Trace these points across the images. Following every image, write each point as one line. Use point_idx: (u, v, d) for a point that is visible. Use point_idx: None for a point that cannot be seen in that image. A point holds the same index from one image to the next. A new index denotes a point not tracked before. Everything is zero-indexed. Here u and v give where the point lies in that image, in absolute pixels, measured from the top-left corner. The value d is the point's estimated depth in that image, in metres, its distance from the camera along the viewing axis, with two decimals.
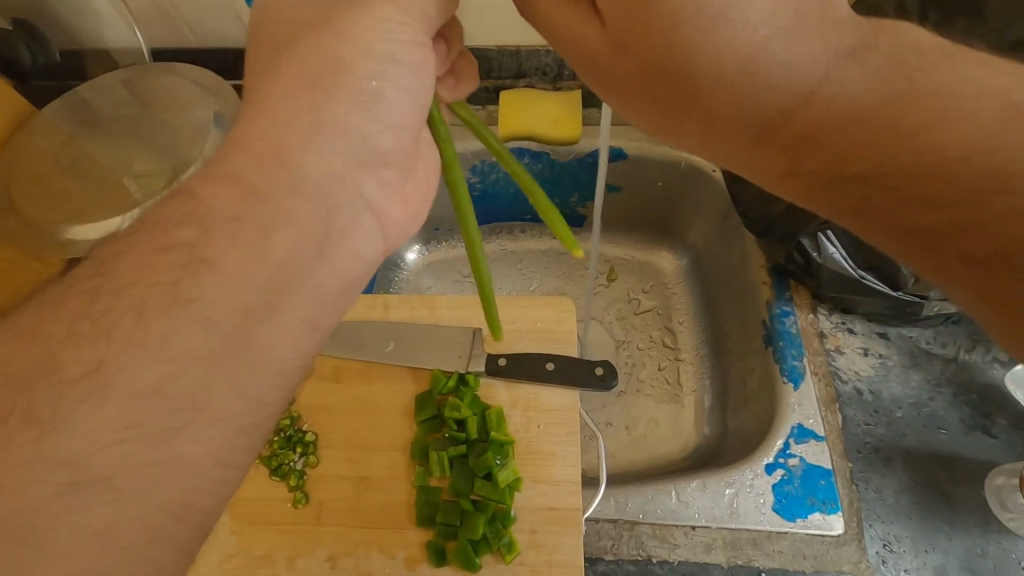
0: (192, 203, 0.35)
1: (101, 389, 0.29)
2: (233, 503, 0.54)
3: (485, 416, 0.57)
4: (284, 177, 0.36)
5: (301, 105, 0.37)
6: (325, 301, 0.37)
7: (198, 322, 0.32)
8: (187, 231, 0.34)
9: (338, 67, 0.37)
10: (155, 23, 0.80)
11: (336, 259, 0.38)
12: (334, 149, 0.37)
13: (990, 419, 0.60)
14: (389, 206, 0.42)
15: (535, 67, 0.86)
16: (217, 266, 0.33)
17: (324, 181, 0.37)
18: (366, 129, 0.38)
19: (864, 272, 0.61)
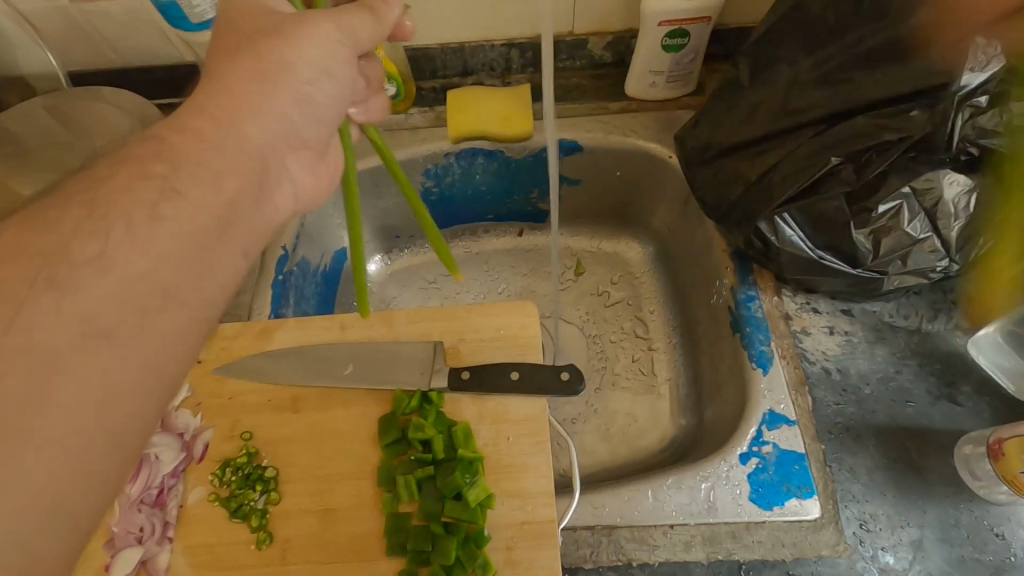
0: (160, 144, 0.35)
1: (61, 301, 0.28)
2: (193, 549, 0.52)
3: (451, 434, 0.55)
4: (231, 139, 0.37)
5: (251, 95, 0.38)
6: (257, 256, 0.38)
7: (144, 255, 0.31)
8: (159, 165, 0.34)
9: (283, 66, 0.39)
10: (70, 42, 0.74)
11: (269, 217, 0.40)
12: (274, 130, 0.39)
13: (954, 387, 0.60)
14: (307, 182, 0.44)
15: (482, 63, 0.84)
16: (184, 195, 0.33)
17: (265, 150, 0.38)
18: (298, 122, 0.41)
19: (822, 252, 0.60)
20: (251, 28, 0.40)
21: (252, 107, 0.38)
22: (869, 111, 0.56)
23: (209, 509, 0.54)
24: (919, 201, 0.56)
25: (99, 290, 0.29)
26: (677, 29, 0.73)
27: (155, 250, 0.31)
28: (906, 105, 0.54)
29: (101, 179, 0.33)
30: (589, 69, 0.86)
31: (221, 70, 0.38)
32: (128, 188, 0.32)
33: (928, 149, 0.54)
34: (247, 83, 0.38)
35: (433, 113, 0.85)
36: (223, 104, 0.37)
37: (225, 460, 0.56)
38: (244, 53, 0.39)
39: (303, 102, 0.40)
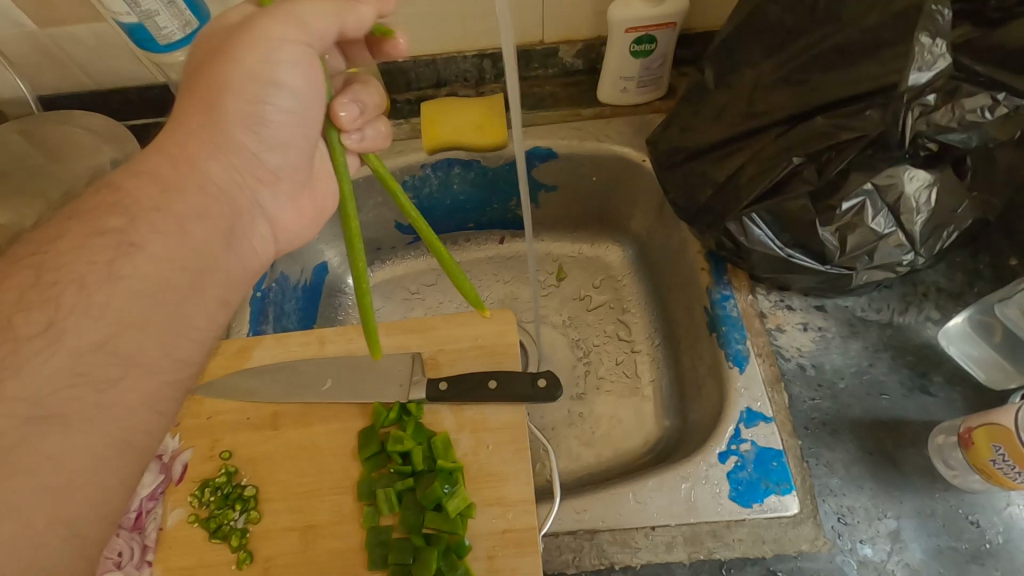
0: (117, 195, 0.37)
1: (52, 345, 0.32)
2: (174, 572, 0.52)
3: (431, 445, 0.55)
4: (190, 176, 0.39)
5: (201, 130, 0.40)
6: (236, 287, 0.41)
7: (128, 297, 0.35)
8: (115, 219, 0.36)
9: (225, 89, 0.40)
10: (39, 68, 0.74)
11: (244, 252, 0.43)
12: (233, 163, 0.42)
13: (927, 377, 0.61)
14: (284, 212, 0.48)
15: (454, 74, 0.85)
16: (148, 249, 0.36)
17: (227, 185, 0.42)
18: (255, 148, 0.42)
19: (791, 250, 0.61)
20: (202, 56, 0.41)
21: (205, 143, 0.40)
22: (827, 111, 0.57)
23: (190, 530, 0.53)
24: (882, 198, 0.57)
25: (75, 340, 0.32)
26: (644, 36, 0.74)
27: (122, 290, 0.35)
28: (858, 106, 0.55)
29: (79, 225, 0.36)
30: (561, 76, 0.87)
31: (180, 109, 0.41)
32: (93, 239, 0.35)
33: (884, 146, 0.55)
34: (201, 122, 0.40)
35: (408, 125, 0.85)
36: (181, 143, 0.40)
37: (204, 480, 0.55)
38: (193, 87, 0.40)
39: (256, 124, 0.41)
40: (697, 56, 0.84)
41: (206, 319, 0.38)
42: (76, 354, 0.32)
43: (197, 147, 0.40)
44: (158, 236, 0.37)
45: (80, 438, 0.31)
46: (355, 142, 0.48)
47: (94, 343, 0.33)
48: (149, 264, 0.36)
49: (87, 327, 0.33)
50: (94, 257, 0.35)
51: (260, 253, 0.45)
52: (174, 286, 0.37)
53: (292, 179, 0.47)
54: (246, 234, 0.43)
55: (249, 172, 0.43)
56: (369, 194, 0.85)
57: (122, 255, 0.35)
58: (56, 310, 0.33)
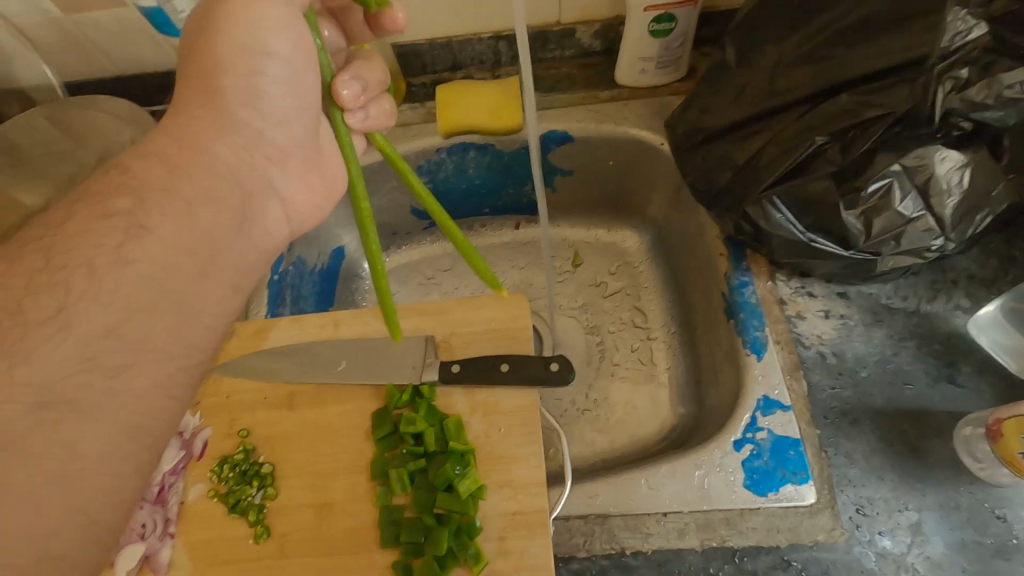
0: (125, 176, 0.38)
1: (63, 329, 0.33)
2: (194, 545, 0.53)
3: (443, 427, 0.56)
4: (194, 157, 0.40)
5: (201, 111, 0.41)
6: (246, 269, 0.42)
7: (137, 281, 0.35)
8: (123, 201, 0.37)
9: (219, 65, 0.40)
10: (64, 54, 0.76)
11: (253, 233, 0.43)
12: (237, 142, 0.42)
13: (955, 367, 0.59)
14: (295, 193, 0.48)
15: (470, 57, 0.84)
16: (156, 231, 0.37)
17: (233, 164, 0.42)
18: (258, 126, 0.42)
19: (813, 234, 0.59)
20: (191, 36, 0.41)
21: (209, 125, 0.41)
22: (853, 89, 0.55)
23: (209, 505, 0.55)
24: (911, 179, 0.55)
25: (85, 326, 0.33)
26: (664, 14, 0.72)
27: (132, 275, 0.35)
28: (888, 80, 0.53)
29: (86, 208, 0.36)
30: (579, 58, 0.85)
31: (180, 93, 0.41)
32: (99, 223, 0.36)
33: (911, 123, 0.53)
34: (201, 103, 0.41)
35: (424, 109, 0.85)
36: (184, 126, 0.40)
37: (223, 457, 0.57)
38: (190, 69, 0.41)
39: (255, 100, 0.42)
40: (720, 35, 0.81)
41: (218, 298, 0.39)
42: (93, 333, 0.33)
43: (202, 128, 0.40)
44: (167, 216, 0.37)
45: (97, 410, 0.32)
46: (359, 121, 0.47)
47: (110, 321, 0.34)
48: (160, 244, 0.37)
49: (102, 305, 0.34)
50: (102, 242, 0.35)
51: (270, 235, 0.46)
52: (187, 266, 0.38)
53: (299, 160, 0.47)
54: (255, 216, 0.44)
55: (255, 153, 0.43)
56: (385, 178, 0.85)
57: (136, 236, 0.36)
58: (74, 288, 0.34)
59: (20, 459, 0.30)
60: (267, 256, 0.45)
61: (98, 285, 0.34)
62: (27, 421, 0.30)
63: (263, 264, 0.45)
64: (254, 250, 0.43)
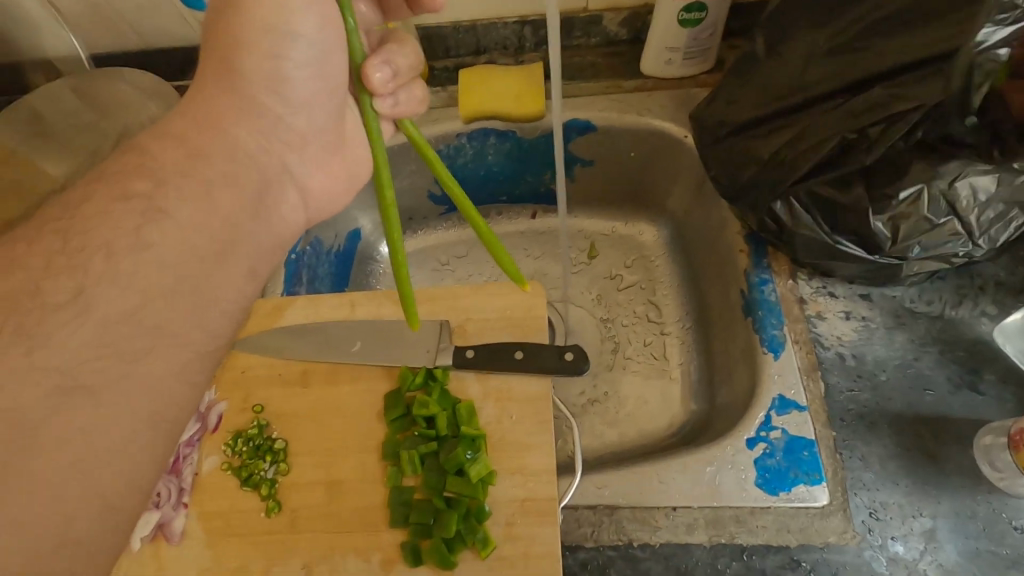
0: (144, 158, 0.38)
1: (82, 312, 0.32)
2: (207, 516, 0.54)
3: (455, 411, 0.56)
4: (215, 141, 0.40)
5: (223, 96, 0.41)
6: (266, 255, 0.42)
7: (154, 264, 0.35)
8: (142, 183, 0.37)
9: (241, 48, 0.40)
10: (90, 25, 0.76)
11: (273, 219, 0.43)
12: (258, 126, 0.42)
13: (978, 375, 0.58)
14: (318, 179, 0.48)
15: (494, 41, 0.83)
16: (173, 215, 0.36)
17: (254, 149, 0.42)
18: (279, 111, 0.42)
19: (839, 235, 0.58)
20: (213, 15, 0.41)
21: (230, 110, 0.41)
22: (884, 81, 0.53)
23: (223, 478, 0.56)
24: (941, 187, 0.53)
25: (103, 309, 0.33)
26: (695, 3, 0.70)
27: (151, 258, 0.35)
28: (917, 74, 0.51)
29: (104, 189, 0.36)
30: (604, 46, 0.84)
31: (201, 76, 0.41)
32: (117, 205, 0.35)
33: (938, 120, 0.52)
34: (222, 87, 0.41)
35: (445, 93, 0.84)
36: (206, 110, 0.40)
37: (237, 432, 0.57)
38: (212, 50, 0.41)
39: (276, 84, 0.41)
40: (750, 27, 0.79)
41: (241, 272, 0.39)
42: (112, 316, 0.33)
43: (223, 112, 0.41)
44: (189, 197, 0.37)
45: (118, 379, 0.32)
46: (388, 107, 0.46)
47: (135, 290, 0.34)
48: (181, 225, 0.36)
49: (127, 276, 0.34)
50: (120, 224, 0.35)
51: (291, 220, 0.45)
52: (210, 243, 0.38)
53: (321, 143, 0.46)
54: (276, 200, 0.44)
55: (274, 136, 0.43)
56: (404, 162, 0.85)
57: (159, 214, 0.36)
58: (102, 256, 0.34)
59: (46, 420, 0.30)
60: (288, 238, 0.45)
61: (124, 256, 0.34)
62: (52, 386, 0.30)
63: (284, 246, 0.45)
64: (275, 234, 0.43)
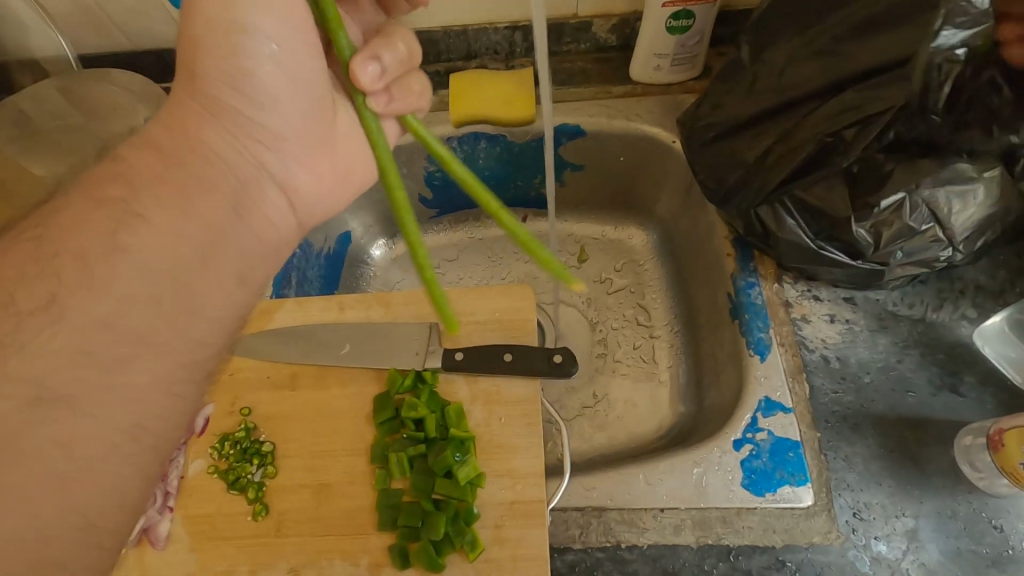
0: (118, 165, 0.37)
1: (54, 321, 0.32)
2: (192, 520, 0.53)
3: (444, 413, 0.56)
4: (187, 146, 0.38)
5: (191, 99, 0.39)
6: (253, 263, 0.40)
7: (134, 270, 0.34)
8: (117, 188, 0.35)
9: (201, 46, 0.38)
10: (78, 26, 0.76)
11: (259, 226, 0.41)
12: (233, 129, 0.40)
13: (958, 377, 0.59)
14: (308, 182, 0.45)
15: (485, 46, 0.83)
16: (149, 220, 0.35)
17: (230, 154, 0.40)
18: (252, 111, 0.40)
19: (822, 242, 0.59)
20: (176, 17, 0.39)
21: (202, 113, 0.39)
22: (855, 84, 0.54)
23: (209, 481, 0.55)
24: (923, 195, 0.55)
25: (79, 317, 0.32)
26: (682, 10, 0.72)
27: (128, 265, 0.34)
28: (885, 78, 0.52)
29: (81, 195, 0.35)
30: (593, 52, 0.84)
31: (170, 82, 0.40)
32: (91, 211, 0.34)
33: (910, 119, 0.52)
34: (189, 89, 0.39)
35: (436, 97, 0.85)
36: (176, 115, 0.39)
37: (224, 435, 0.57)
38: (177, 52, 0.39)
39: (245, 81, 0.39)
40: (736, 35, 0.81)
41: (231, 274, 0.38)
42: (88, 324, 0.32)
43: (194, 116, 0.39)
44: (163, 204, 0.36)
45: (103, 380, 0.32)
46: (382, 104, 0.44)
47: (116, 294, 0.33)
48: (157, 230, 0.35)
49: (107, 278, 0.33)
50: (96, 230, 0.34)
51: (280, 230, 0.43)
52: (196, 245, 0.36)
53: (310, 149, 0.44)
54: (261, 209, 0.41)
55: (257, 141, 0.41)
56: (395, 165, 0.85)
57: (136, 216, 0.34)
58: (90, 257, 0.33)
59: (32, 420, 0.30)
60: (280, 244, 0.43)
61: (100, 259, 0.33)
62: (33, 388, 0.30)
63: (274, 253, 0.42)
64: (260, 244, 0.41)
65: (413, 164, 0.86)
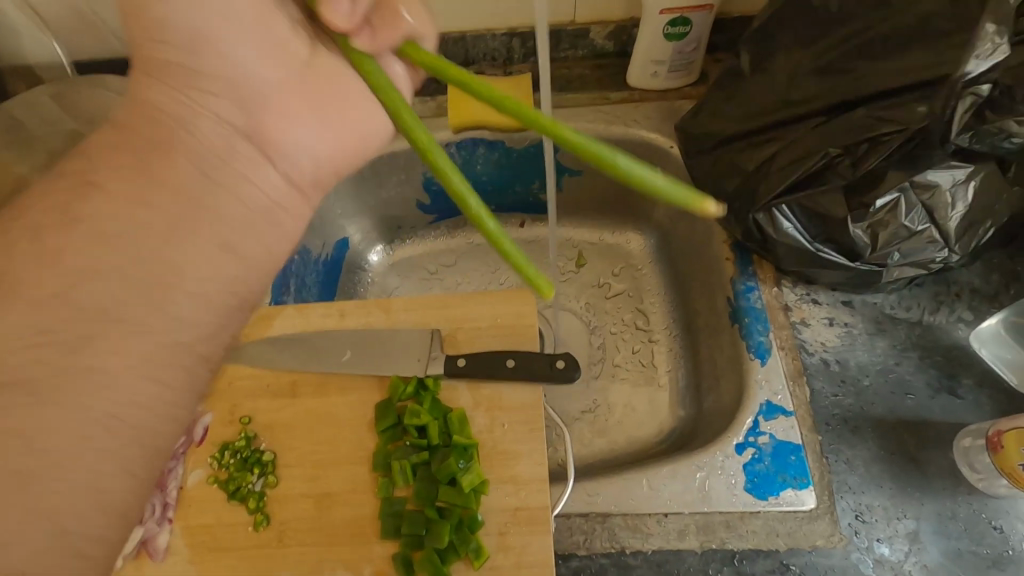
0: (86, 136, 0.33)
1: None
2: (192, 530, 0.53)
3: (446, 420, 0.56)
4: (147, 108, 0.33)
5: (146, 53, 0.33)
6: (243, 228, 0.34)
7: (90, 242, 0.29)
8: (78, 160, 0.32)
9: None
10: (74, 33, 0.75)
11: (243, 188, 0.35)
12: (192, 80, 0.33)
13: (955, 379, 0.60)
14: (310, 134, 0.38)
15: (483, 52, 0.84)
16: (104, 187, 0.30)
17: (197, 109, 0.34)
18: (210, 56, 0.34)
19: (820, 244, 0.60)
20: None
21: (156, 66, 0.33)
22: (865, 104, 0.55)
23: (209, 491, 0.54)
24: (921, 196, 0.55)
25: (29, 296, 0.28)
26: (679, 18, 0.73)
27: (84, 238, 0.29)
28: (910, 96, 0.52)
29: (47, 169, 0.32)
30: (591, 58, 0.85)
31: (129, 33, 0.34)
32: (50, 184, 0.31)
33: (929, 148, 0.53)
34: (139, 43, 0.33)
35: (435, 103, 0.85)
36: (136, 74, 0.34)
37: (224, 444, 0.56)
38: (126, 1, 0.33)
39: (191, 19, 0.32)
40: (733, 42, 0.82)
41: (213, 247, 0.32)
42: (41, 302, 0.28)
43: (147, 72, 0.33)
44: (119, 168, 0.31)
45: None
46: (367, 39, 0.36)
47: (82, 272, 0.29)
48: (119, 199, 0.30)
49: (59, 254, 0.29)
50: (49, 203, 0.30)
51: (271, 190, 0.36)
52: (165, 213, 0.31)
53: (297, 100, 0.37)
54: (236, 168, 0.34)
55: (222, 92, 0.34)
56: (393, 171, 0.85)
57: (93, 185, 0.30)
58: (39, 230, 0.29)
59: (15, 430, 0.27)
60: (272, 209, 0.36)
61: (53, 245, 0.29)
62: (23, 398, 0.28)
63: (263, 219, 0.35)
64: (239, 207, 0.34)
65: (411, 170, 0.86)
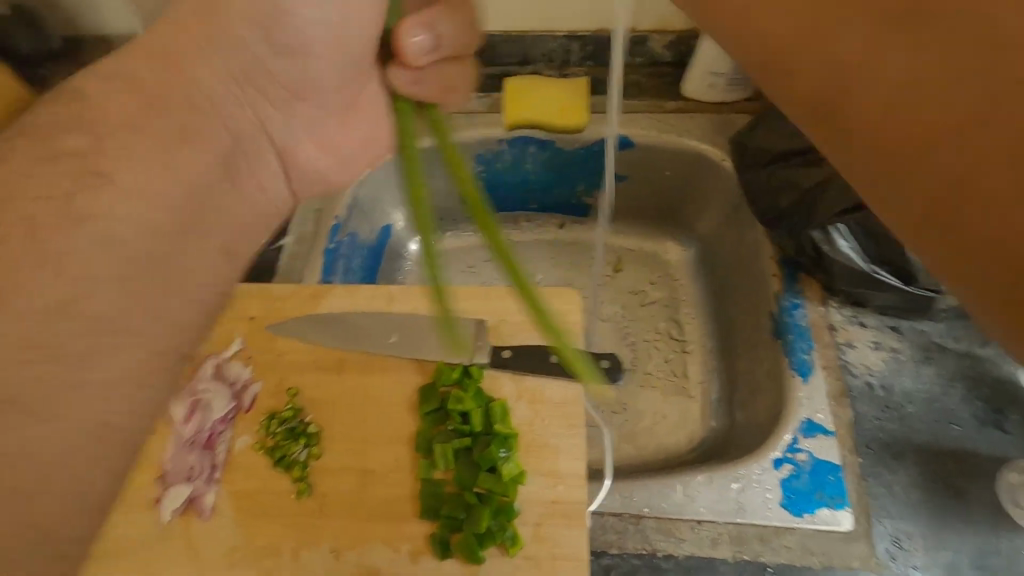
0: (81, 107, 0.40)
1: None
2: (237, 495, 0.54)
3: (489, 408, 0.56)
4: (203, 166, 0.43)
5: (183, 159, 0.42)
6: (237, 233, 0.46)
7: (102, 240, 0.37)
8: (76, 139, 0.39)
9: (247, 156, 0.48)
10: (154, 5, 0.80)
11: (242, 186, 0.48)
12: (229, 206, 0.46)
13: (1003, 414, 0.59)
14: (319, 158, 0.51)
15: (541, 53, 0.85)
16: (114, 180, 0.39)
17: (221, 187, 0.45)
18: (265, 183, 0.50)
19: (877, 266, 0.62)
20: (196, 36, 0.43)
21: (236, 167, 0.47)
22: None
23: (256, 457, 0.56)
24: None
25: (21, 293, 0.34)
26: None
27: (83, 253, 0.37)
28: None
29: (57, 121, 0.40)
30: (648, 67, 0.87)
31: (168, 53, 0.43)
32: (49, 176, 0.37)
33: None
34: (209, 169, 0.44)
35: (493, 98, 0.87)
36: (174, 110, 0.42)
37: (272, 412, 0.58)
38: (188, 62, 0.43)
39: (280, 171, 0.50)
40: None
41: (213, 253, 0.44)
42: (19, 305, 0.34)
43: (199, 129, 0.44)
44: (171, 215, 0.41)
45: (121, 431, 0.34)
46: (409, 80, 0.42)
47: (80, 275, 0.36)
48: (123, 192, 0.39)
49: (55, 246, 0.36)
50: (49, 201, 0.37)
51: (273, 198, 0.51)
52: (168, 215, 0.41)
53: (328, 115, 0.49)
54: (252, 170, 0.48)
55: (267, 100, 0.46)
56: (443, 163, 0.87)
57: (103, 177, 0.39)
58: (39, 228, 0.36)
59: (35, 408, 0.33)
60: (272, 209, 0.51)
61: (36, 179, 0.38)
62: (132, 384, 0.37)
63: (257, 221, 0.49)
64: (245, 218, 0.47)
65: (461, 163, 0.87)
